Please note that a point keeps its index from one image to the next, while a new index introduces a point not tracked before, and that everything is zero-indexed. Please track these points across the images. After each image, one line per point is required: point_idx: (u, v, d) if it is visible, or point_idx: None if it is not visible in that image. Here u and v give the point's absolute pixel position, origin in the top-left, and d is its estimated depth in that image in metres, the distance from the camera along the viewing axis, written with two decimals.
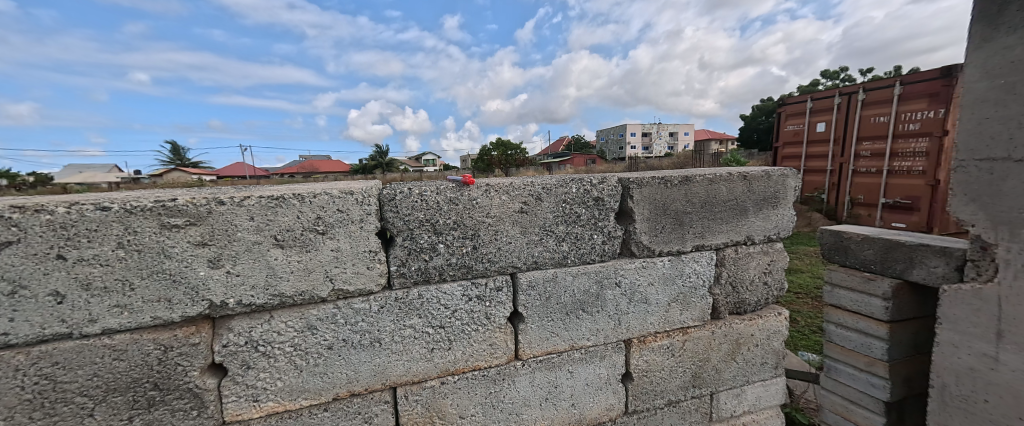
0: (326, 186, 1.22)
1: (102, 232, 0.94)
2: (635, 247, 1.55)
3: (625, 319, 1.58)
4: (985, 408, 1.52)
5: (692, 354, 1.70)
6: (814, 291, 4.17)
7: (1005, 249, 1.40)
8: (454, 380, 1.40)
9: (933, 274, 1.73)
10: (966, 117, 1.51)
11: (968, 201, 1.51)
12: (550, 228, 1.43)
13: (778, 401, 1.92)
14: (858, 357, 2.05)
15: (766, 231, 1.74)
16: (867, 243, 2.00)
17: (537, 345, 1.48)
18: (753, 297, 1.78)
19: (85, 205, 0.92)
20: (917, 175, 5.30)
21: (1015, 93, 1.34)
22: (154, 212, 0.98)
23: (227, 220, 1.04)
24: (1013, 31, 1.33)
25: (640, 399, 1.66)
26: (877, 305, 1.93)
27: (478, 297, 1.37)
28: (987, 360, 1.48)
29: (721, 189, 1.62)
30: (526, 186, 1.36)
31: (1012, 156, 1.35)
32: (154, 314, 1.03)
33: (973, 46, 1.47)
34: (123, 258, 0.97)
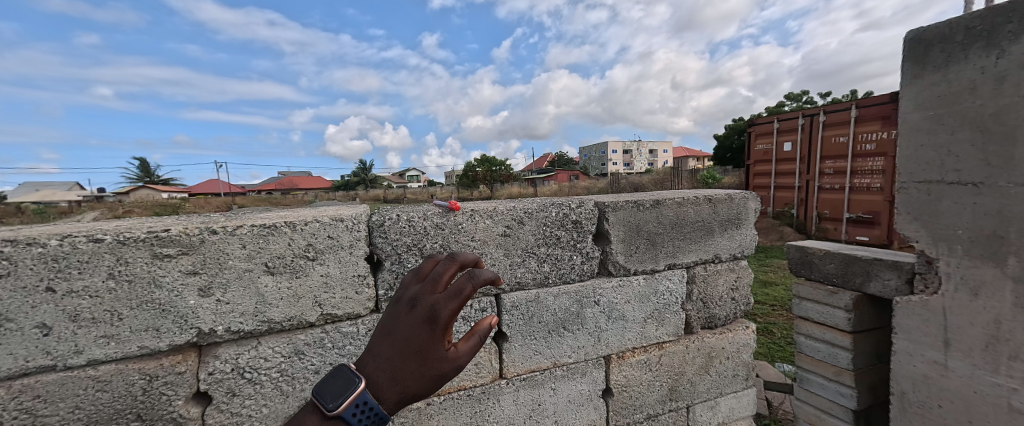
0: (316, 213, 1.26)
1: (93, 263, 0.96)
2: (612, 266, 1.64)
3: (604, 336, 1.65)
4: (939, 412, 1.65)
5: (669, 368, 1.79)
6: (785, 303, 4.39)
7: (946, 263, 1.56)
8: (440, 401, 1.44)
9: (887, 286, 1.89)
10: (904, 144, 1.70)
11: (911, 219, 1.68)
12: (532, 249, 1.51)
13: (750, 411, 2.01)
14: (826, 367, 2.18)
15: (731, 250, 1.87)
16: (828, 257, 2.17)
17: (521, 363, 1.53)
18: (722, 312, 1.90)
19: (78, 237, 0.94)
20: (875, 191, 5.72)
21: (943, 124, 1.52)
22: (147, 242, 1.00)
23: (219, 249, 1.08)
24: (937, 70, 1.53)
25: (621, 414, 1.72)
26: (840, 316, 2.08)
27: (464, 318, 1.43)
28: (938, 367, 1.62)
29: (689, 212, 1.74)
30: (509, 210, 1.45)
31: (945, 179, 1.53)
32: (141, 344, 1.04)
33: (906, 82, 1.67)
34: (114, 288, 0.99)
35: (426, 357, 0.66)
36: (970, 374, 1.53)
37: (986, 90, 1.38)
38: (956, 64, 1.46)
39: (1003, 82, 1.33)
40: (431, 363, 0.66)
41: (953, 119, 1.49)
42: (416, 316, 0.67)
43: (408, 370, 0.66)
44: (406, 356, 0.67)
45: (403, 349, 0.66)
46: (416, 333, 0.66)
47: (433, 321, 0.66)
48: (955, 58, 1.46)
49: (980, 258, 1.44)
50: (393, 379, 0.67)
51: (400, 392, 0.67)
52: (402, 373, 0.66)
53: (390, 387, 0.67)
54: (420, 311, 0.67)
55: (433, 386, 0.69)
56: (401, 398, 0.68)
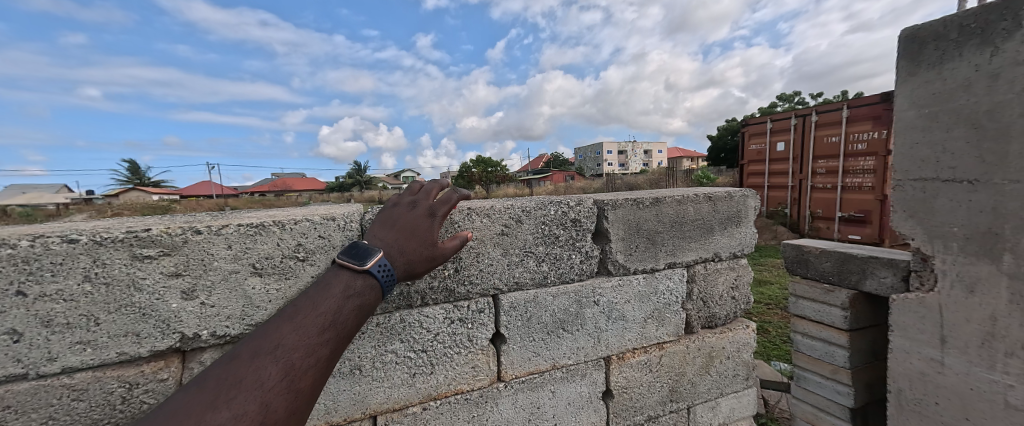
0: (306, 212, 1.22)
1: (68, 265, 0.91)
2: (611, 265, 1.61)
3: (604, 337, 1.62)
4: (936, 410, 1.63)
5: (669, 368, 1.76)
6: (781, 302, 4.40)
7: (942, 260, 1.55)
8: (436, 405, 1.39)
9: (883, 284, 1.87)
10: (899, 142, 1.68)
11: (907, 216, 1.66)
12: (530, 249, 1.47)
13: (750, 411, 1.99)
14: (823, 366, 2.17)
15: (731, 248, 1.85)
16: (824, 255, 2.16)
17: (520, 365, 1.49)
18: (723, 312, 1.88)
19: (51, 237, 0.89)
20: (867, 190, 5.78)
21: (938, 121, 1.51)
22: (125, 243, 0.95)
23: (203, 249, 1.03)
24: (932, 68, 1.51)
25: (621, 416, 1.69)
26: (837, 314, 2.06)
27: (461, 320, 1.39)
28: (935, 364, 1.61)
29: (689, 210, 1.72)
30: (506, 209, 1.41)
31: (940, 177, 1.52)
32: (120, 350, 0.98)
33: (900, 80, 1.65)
34: (90, 292, 0.94)
35: (426, 238, 1.07)
36: (966, 371, 1.51)
37: (980, 88, 1.37)
38: (950, 61, 1.45)
39: (997, 80, 1.32)
40: (428, 244, 1.08)
41: (947, 117, 1.48)
42: (420, 214, 1.08)
43: (411, 248, 1.05)
44: (411, 237, 1.05)
45: (409, 231, 1.05)
46: (421, 223, 1.07)
47: (431, 217, 1.08)
48: (949, 56, 1.45)
49: (975, 255, 1.43)
50: (399, 251, 1.03)
51: (403, 262, 1.03)
52: (407, 247, 1.04)
53: (398, 259, 1.02)
54: (422, 207, 1.08)
55: (427, 266, 1.10)
56: (405, 271, 1.05)
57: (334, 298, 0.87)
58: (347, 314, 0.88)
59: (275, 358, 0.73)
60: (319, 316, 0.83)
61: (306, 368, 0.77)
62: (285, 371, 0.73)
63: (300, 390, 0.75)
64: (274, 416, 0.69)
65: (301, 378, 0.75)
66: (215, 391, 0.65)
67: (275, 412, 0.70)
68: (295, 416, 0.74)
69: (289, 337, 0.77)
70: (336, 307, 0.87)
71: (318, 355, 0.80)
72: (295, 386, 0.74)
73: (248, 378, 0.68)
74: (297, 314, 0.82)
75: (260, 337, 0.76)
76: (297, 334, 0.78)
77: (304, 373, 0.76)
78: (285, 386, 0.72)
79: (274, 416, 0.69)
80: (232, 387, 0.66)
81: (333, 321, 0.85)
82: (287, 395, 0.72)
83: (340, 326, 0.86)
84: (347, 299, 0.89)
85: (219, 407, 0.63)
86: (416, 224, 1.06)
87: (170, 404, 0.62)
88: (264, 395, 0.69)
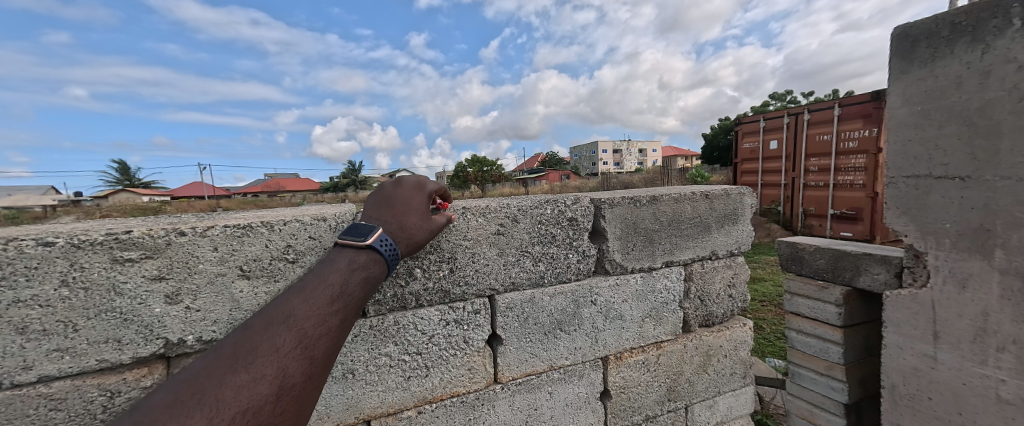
0: (296, 212, 1.18)
1: (43, 269, 0.86)
2: (608, 265, 1.59)
3: (601, 336, 1.60)
4: (929, 405, 1.64)
5: (667, 368, 1.75)
6: (776, 299, 4.43)
7: (934, 256, 1.55)
8: (432, 409, 1.37)
9: (876, 280, 1.88)
10: (892, 139, 1.68)
11: (900, 213, 1.66)
12: (527, 248, 1.45)
13: (747, 410, 1.99)
14: (817, 362, 2.17)
15: (728, 246, 1.84)
16: (818, 252, 2.16)
17: (517, 367, 1.47)
18: (720, 310, 1.87)
19: (25, 240, 0.84)
20: (858, 188, 5.84)
21: (930, 119, 1.51)
22: (105, 246, 0.91)
23: (188, 251, 0.99)
24: (924, 65, 1.51)
25: (620, 416, 1.68)
26: (831, 311, 2.07)
27: (456, 321, 1.36)
28: (927, 360, 1.61)
29: (686, 208, 1.71)
30: (502, 208, 1.39)
31: (933, 173, 1.52)
32: (100, 357, 0.95)
33: (893, 77, 1.65)
34: (68, 297, 0.90)
35: (422, 211, 1.07)
36: (958, 366, 1.51)
37: (972, 85, 1.37)
38: (942, 59, 1.45)
39: (988, 77, 1.32)
40: (426, 216, 1.08)
41: (939, 114, 1.48)
42: (409, 189, 1.07)
43: (410, 222, 1.04)
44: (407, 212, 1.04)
45: (405, 206, 1.04)
46: (412, 197, 1.06)
47: (421, 191, 1.09)
48: (941, 53, 1.45)
49: (967, 251, 1.43)
50: (400, 228, 1.01)
51: (405, 238, 1.02)
52: (407, 222, 1.03)
53: (399, 234, 1.01)
54: (411, 184, 1.08)
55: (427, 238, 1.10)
56: (407, 245, 1.03)
57: (341, 271, 0.84)
58: (355, 286, 0.85)
59: (288, 325, 0.70)
60: (327, 288, 0.80)
61: (320, 336, 0.74)
62: (298, 339, 0.70)
63: (314, 357, 0.72)
64: (291, 383, 0.66)
65: (314, 346, 0.73)
66: (230, 358, 0.61)
67: (291, 377, 0.67)
68: (311, 384, 0.71)
69: (301, 306, 0.73)
70: (344, 279, 0.83)
71: (330, 324, 0.77)
72: (309, 353, 0.71)
73: (262, 345, 0.65)
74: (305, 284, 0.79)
75: (271, 308, 0.72)
76: (308, 303, 0.75)
77: (318, 340, 0.73)
78: (299, 353, 0.69)
79: (291, 381, 0.66)
80: (247, 353, 0.63)
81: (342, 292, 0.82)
82: (302, 362, 0.69)
83: (348, 297, 0.83)
84: (355, 272, 0.86)
85: (236, 371, 0.60)
86: (408, 200, 1.05)
87: (184, 373, 0.58)
88: (280, 361, 0.66)
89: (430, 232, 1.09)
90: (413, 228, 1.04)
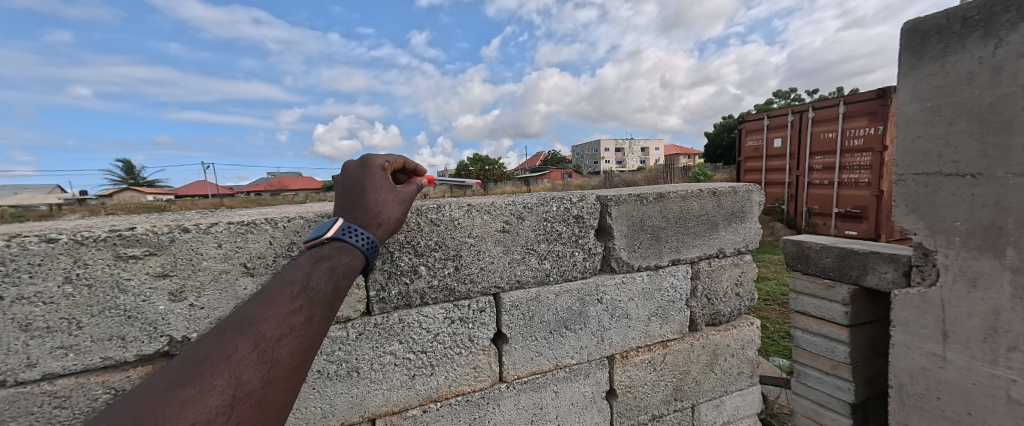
0: (300, 209, 1.17)
1: (46, 266, 0.85)
2: (614, 262, 1.58)
3: (607, 335, 1.59)
4: (938, 405, 1.61)
5: (673, 367, 1.73)
6: (781, 298, 4.40)
7: (944, 255, 1.52)
8: (437, 407, 1.36)
9: (884, 279, 1.85)
10: (900, 136, 1.65)
11: (909, 211, 1.63)
12: (532, 246, 1.43)
13: (754, 409, 1.97)
14: (823, 362, 2.15)
15: (736, 244, 1.82)
16: (825, 251, 2.13)
17: (522, 366, 1.46)
18: (727, 309, 1.85)
19: (27, 237, 0.84)
20: (862, 186, 5.78)
21: (940, 115, 1.48)
22: (109, 242, 0.90)
23: (192, 248, 0.98)
24: (934, 61, 1.48)
25: (626, 416, 1.66)
26: (837, 310, 2.04)
27: (461, 319, 1.35)
28: (936, 359, 1.59)
29: (693, 206, 1.69)
30: (507, 205, 1.37)
31: (942, 171, 1.49)
32: (105, 354, 0.94)
33: (903, 73, 1.62)
34: (71, 294, 0.89)
35: (382, 188, 1.02)
36: (968, 366, 1.49)
37: (983, 81, 1.34)
38: (953, 54, 1.42)
39: (1000, 72, 1.29)
40: (388, 191, 1.03)
41: (949, 110, 1.45)
42: (359, 171, 1.03)
43: (374, 201, 1.00)
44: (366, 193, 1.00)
45: (362, 189, 1.00)
46: (365, 177, 1.02)
47: (371, 169, 1.04)
48: (951, 48, 1.42)
49: (978, 250, 1.41)
50: (365, 211, 0.98)
51: (376, 217, 0.99)
52: (370, 203, 0.99)
53: (369, 218, 0.97)
54: (360, 166, 1.04)
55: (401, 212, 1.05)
56: (381, 228, 1.00)
57: (302, 269, 0.80)
58: (320, 282, 0.79)
59: (242, 330, 0.63)
60: (286, 286, 0.74)
61: (281, 337, 0.67)
62: (255, 342, 0.63)
63: (276, 361, 0.64)
64: (247, 392, 0.59)
65: (275, 348, 0.66)
66: (177, 371, 0.54)
67: (248, 386, 0.59)
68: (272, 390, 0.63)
69: (256, 309, 0.67)
70: (305, 276, 0.78)
71: (292, 323, 0.70)
72: (270, 356, 0.64)
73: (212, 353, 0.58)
74: (265, 291, 0.73)
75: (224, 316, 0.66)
76: (265, 304, 0.69)
77: (279, 342, 0.66)
78: (258, 357, 0.62)
79: (248, 389, 0.59)
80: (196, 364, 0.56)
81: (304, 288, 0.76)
82: (261, 367, 0.62)
83: (313, 294, 0.77)
84: (319, 268, 0.82)
85: (183, 385, 0.52)
86: (361, 181, 1.02)
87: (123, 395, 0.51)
88: (233, 368, 0.58)
89: (402, 203, 1.06)
90: (382, 206, 1.01)
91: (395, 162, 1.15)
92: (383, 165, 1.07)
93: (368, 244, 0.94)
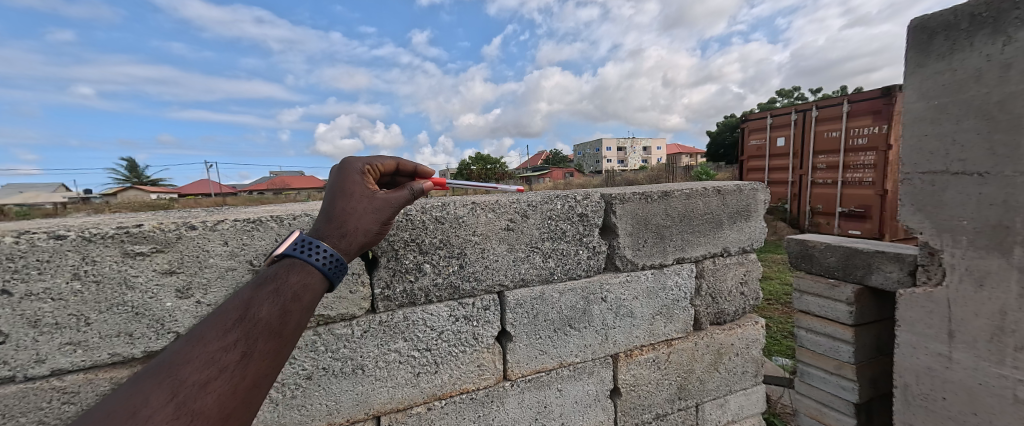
0: (305, 207, 1.18)
1: (55, 263, 0.86)
2: (619, 261, 1.57)
3: (612, 334, 1.59)
4: (943, 405, 1.60)
5: (677, 366, 1.73)
6: (784, 297, 4.38)
7: (951, 254, 1.51)
8: (441, 405, 1.36)
9: (890, 278, 1.84)
10: (907, 135, 1.64)
11: (915, 210, 1.62)
12: (537, 244, 1.43)
13: (758, 409, 1.96)
14: (828, 361, 2.14)
15: (741, 243, 1.82)
16: (829, 250, 2.12)
17: (526, 364, 1.46)
18: (731, 307, 1.84)
19: (36, 233, 0.84)
20: (867, 185, 5.75)
21: (948, 113, 1.47)
22: (116, 239, 0.91)
23: (198, 245, 0.98)
24: (942, 58, 1.47)
25: (630, 414, 1.66)
26: (842, 310, 2.03)
27: (465, 317, 1.35)
28: (942, 359, 1.58)
29: (698, 204, 1.68)
30: (512, 203, 1.37)
31: (949, 169, 1.48)
32: (112, 351, 0.94)
33: (909, 71, 1.60)
34: (79, 290, 0.89)
35: (355, 193, 0.91)
36: (974, 366, 1.48)
37: (991, 78, 1.33)
38: (961, 52, 1.40)
39: (1008, 70, 1.28)
40: (362, 196, 0.92)
41: (956, 108, 1.44)
42: (338, 174, 0.94)
43: (345, 209, 0.89)
44: (339, 199, 0.90)
45: (336, 193, 0.91)
46: (342, 181, 0.92)
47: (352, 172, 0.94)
48: (959, 46, 1.41)
49: (985, 249, 1.39)
50: (330, 218, 0.87)
51: (341, 227, 0.87)
52: (338, 209, 0.89)
53: (336, 229, 0.86)
54: (342, 168, 0.96)
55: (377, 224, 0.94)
56: (350, 242, 0.88)
57: (241, 296, 0.68)
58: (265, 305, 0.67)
59: (155, 378, 0.52)
60: (222, 316, 0.63)
61: (209, 380, 0.55)
62: (170, 392, 0.51)
63: (200, 412, 0.53)
64: None
65: (200, 396, 0.54)
66: None
67: None
68: None
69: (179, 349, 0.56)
70: (247, 300, 0.66)
71: (227, 361, 0.59)
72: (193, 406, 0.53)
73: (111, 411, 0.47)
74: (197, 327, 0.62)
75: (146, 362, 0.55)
76: (189, 343, 0.57)
77: (206, 388, 0.55)
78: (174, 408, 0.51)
79: None
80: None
81: (242, 318, 0.64)
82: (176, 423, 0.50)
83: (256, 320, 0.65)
84: (265, 291, 0.69)
85: None
86: (336, 185, 0.92)
87: None
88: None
89: (375, 212, 0.92)
90: (352, 216, 0.90)
91: (386, 166, 1.04)
92: (363, 169, 0.97)
93: (331, 260, 0.81)
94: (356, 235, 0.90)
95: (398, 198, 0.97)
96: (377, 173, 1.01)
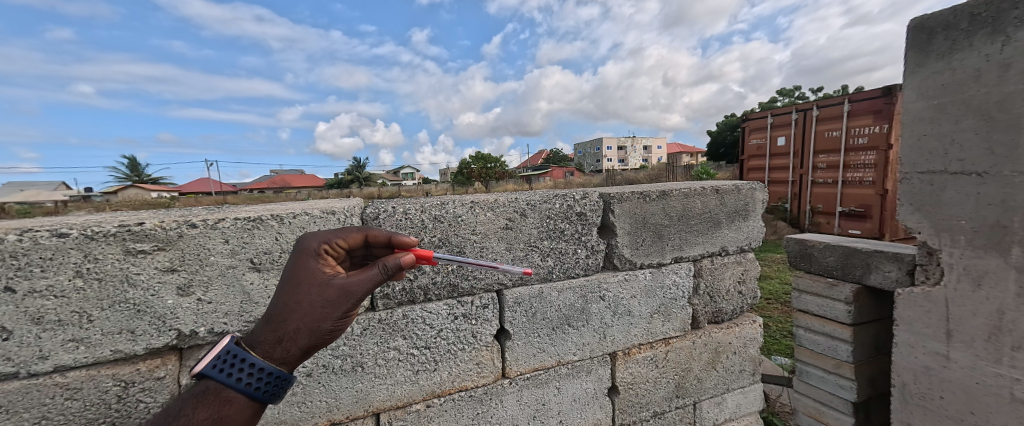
0: (305, 206, 1.19)
1: (58, 260, 0.87)
2: (617, 260, 1.58)
3: (610, 332, 1.60)
4: (941, 404, 1.61)
5: (675, 364, 1.74)
6: (783, 297, 4.39)
7: (949, 254, 1.51)
8: (440, 403, 1.37)
9: (888, 278, 1.85)
10: (906, 135, 1.64)
11: (914, 210, 1.63)
12: (535, 243, 1.44)
13: (756, 407, 1.98)
14: (826, 360, 2.15)
15: (739, 242, 1.82)
16: (828, 249, 2.13)
17: (525, 362, 1.47)
18: (729, 306, 1.85)
19: (39, 231, 0.85)
20: (867, 185, 5.75)
21: (947, 113, 1.47)
22: (118, 237, 0.92)
23: (199, 244, 0.99)
24: (942, 58, 1.47)
25: (627, 412, 1.67)
26: (840, 309, 2.04)
27: (464, 315, 1.36)
28: (940, 358, 1.58)
29: (696, 204, 1.69)
30: (510, 202, 1.38)
31: (948, 169, 1.48)
32: (115, 347, 0.95)
33: (909, 71, 1.61)
34: (82, 287, 0.90)
35: (300, 286, 0.76)
36: (972, 365, 1.49)
37: (991, 78, 1.33)
38: (961, 51, 1.41)
39: (1007, 70, 1.28)
40: (308, 290, 0.76)
41: (956, 108, 1.44)
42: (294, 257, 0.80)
43: (288, 306, 0.75)
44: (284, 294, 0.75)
45: (284, 285, 0.77)
46: (292, 269, 0.77)
47: (304, 257, 0.79)
48: (959, 45, 1.41)
49: (983, 249, 1.40)
50: (272, 320, 0.74)
51: (280, 331, 0.74)
52: (280, 308, 0.75)
53: (274, 333, 0.74)
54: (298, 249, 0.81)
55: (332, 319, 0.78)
56: (289, 347, 0.75)
57: None
58: None
59: None
60: None
61: None
62: None
63: None
64: None
65: None
66: None
67: None
68: None
69: None
70: None
71: None
72: None
73: None
74: None
75: None
76: None
77: None
78: None
79: None
80: None
81: None
82: None
83: None
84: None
85: None
86: (286, 273, 0.78)
87: None
88: None
89: (325, 306, 0.76)
90: (297, 313, 0.75)
91: (354, 240, 0.85)
92: (319, 250, 0.80)
93: (264, 381, 0.69)
94: (300, 336, 0.76)
95: (360, 282, 0.77)
96: (340, 251, 0.83)
